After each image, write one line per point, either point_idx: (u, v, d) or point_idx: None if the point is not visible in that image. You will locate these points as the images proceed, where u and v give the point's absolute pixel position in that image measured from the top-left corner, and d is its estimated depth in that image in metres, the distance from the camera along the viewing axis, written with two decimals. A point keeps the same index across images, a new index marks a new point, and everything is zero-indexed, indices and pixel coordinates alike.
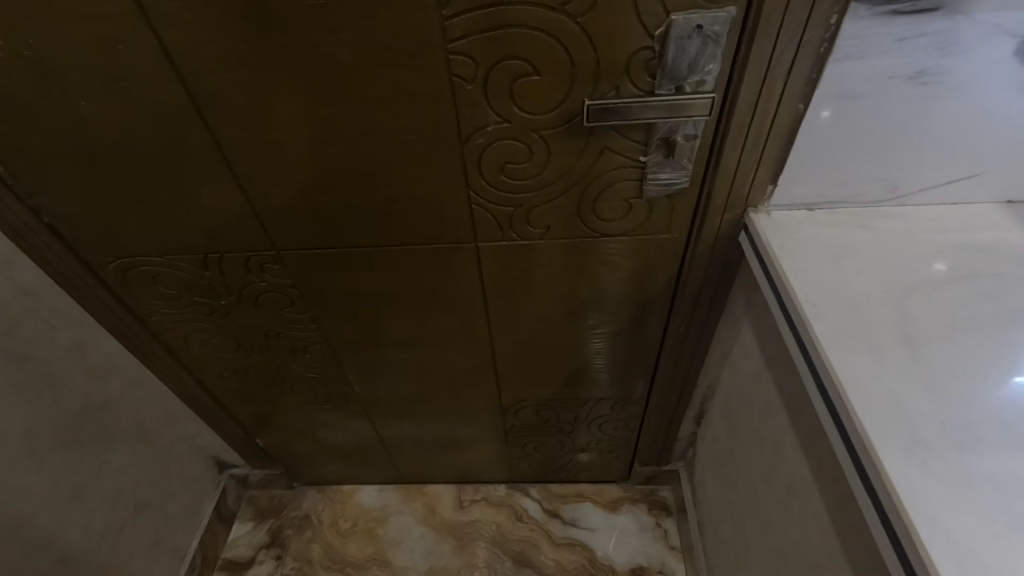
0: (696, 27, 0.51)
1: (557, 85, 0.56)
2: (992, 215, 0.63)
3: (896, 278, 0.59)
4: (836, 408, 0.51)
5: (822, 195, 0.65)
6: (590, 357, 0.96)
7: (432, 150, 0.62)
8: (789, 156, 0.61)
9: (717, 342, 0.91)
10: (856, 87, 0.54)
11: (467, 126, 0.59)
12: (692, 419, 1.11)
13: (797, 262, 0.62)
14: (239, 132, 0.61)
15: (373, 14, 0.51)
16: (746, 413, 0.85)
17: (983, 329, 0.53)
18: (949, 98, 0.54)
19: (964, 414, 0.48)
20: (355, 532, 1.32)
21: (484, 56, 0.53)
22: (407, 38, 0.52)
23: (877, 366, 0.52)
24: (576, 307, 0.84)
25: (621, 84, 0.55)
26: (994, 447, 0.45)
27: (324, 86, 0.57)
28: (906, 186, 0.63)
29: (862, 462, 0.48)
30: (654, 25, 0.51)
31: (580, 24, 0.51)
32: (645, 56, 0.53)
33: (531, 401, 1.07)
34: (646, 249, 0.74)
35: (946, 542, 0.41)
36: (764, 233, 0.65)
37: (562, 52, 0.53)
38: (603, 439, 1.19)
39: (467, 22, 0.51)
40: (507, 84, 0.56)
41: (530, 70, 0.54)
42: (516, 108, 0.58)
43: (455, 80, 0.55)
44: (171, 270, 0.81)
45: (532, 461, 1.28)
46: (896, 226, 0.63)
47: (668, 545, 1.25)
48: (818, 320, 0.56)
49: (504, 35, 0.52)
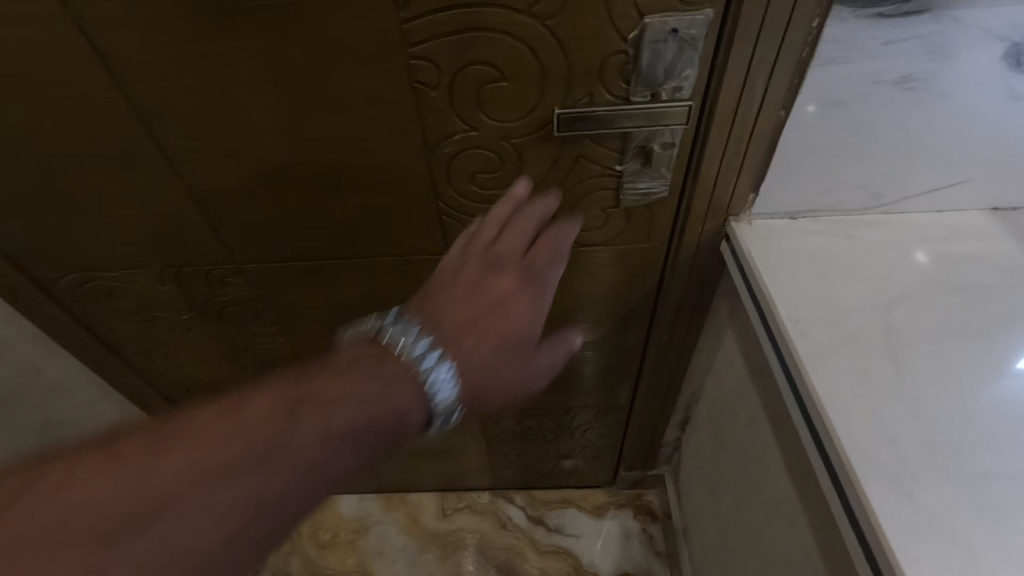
0: (672, 30, 0.48)
1: (527, 92, 0.52)
2: (980, 223, 0.61)
3: (883, 291, 0.57)
4: (821, 436, 0.49)
5: (806, 203, 0.62)
6: (572, 365, 0.93)
7: (397, 158, 0.58)
8: (771, 163, 0.58)
9: (700, 350, 0.89)
10: (841, 92, 0.51)
11: (433, 135, 0.56)
12: (677, 425, 1.09)
13: (781, 275, 0.59)
14: (189, 141, 0.57)
15: (326, 17, 0.47)
16: (731, 423, 0.83)
17: (970, 346, 0.52)
18: (936, 103, 0.52)
19: (954, 442, 0.46)
20: (336, 543, 1.29)
21: (448, 60, 0.50)
22: (364, 41, 0.49)
23: (863, 389, 0.50)
24: (555, 317, 0.82)
25: (594, 91, 0.52)
26: (987, 478, 0.44)
27: (277, 93, 0.53)
28: (891, 193, 0.60)
29: (847, 497, 0.46)
30: (627, 28, 0.48)
31: (549, 27, 0.48)
32: (619, 61, 0.50)
33: (513, 410, 1.04)
34: (626, 258, 0.72)
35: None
36: (746, 244, 0.63)
37: (531, 56, 0.50)
38: (587, 446, 1.17)
39: (428, 23, 0.47)
40: (473, 90, 0.52)
41: (497, 75, 0.51)
42: (484, 116, 0.54)
43: (418, 86, 0.52)
44: (127, 285, 0.76)
45: (516, 468, 1.25)
46: (882, 235, 0.61)
47: (654, 550, 1.24)
48: (801, 341, 0.54)
49: (468, 37, 0.48)
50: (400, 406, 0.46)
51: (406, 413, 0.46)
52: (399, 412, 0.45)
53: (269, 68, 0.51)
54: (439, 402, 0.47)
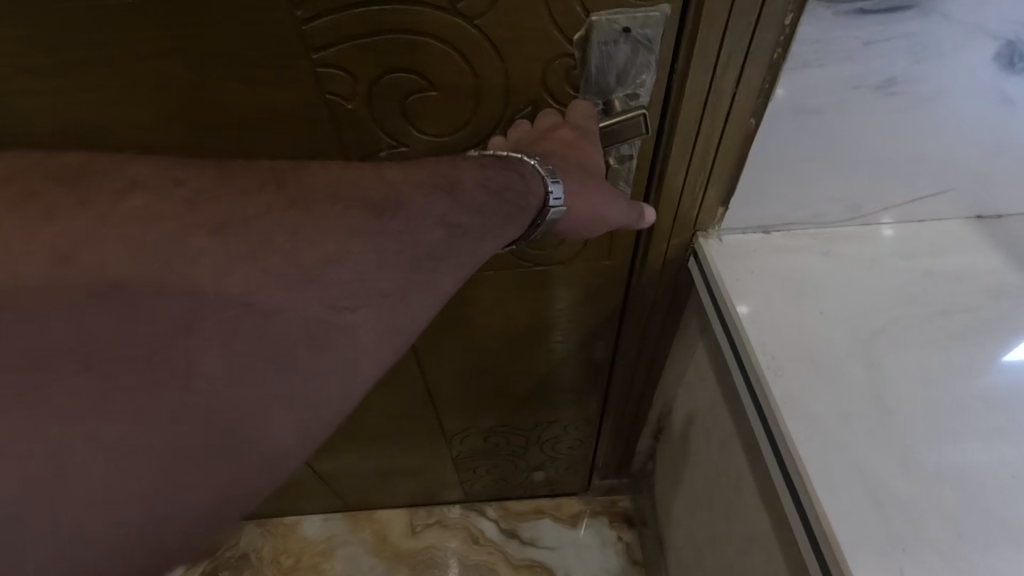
0: (623, 30, 0.41)
1: (460, 103, 0.46)
2: (963, 235, 0.57)
3: (863, 319, 0.52)
4: (798, 493, 0.44)
5: (779, 217, 0.57)
6: (537, 384, 0.87)
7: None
8: (741, 176, 0.52)
9: (670, 364, 0.83)
10: (816, 99, 0.45)
11: (356, 150, 0.49)
12: (650, 435, 1.04)
13: (752, 302, 0.54)
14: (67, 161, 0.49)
15: (211, 17, 0.40)
16: (703, 443, 0.78)
17: (954, 381, 0.48)
18: (920, 109, 0.46)
19: (943, 499, 0.42)
20: (300, 568, 1.23)
21: (364, 67, 0.43)
22: (261, 45, 0.41)
23: (843, 436, 0.45)
24: (515, 338, 0.76)
25: (538, 100, 0.46)
26: (979, 543, 0.40)
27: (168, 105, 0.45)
28: (870, 205, 0.56)
29: (826, 564, 0.41)
30: (572, 27, 0.41)
31: (479, 28, 0.41)
32: (565, 65, 0.43)
33: (477, 429, 0.98)
34: (587, 276, 0.66)
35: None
36: (714, 263, 0.57)
37: (461, 63, 0.43)
38: (558, 458, 1.12)
39: (336, 24, 0.41)
40: (397, 101, 0.46)
41: (424, 84, 0.44)
42: (413, 129, 0.48)
43: (331, 97, 0.45)
44: None
45: (486, 482, 1.20)
46: (859, 253, 0.57)
47: (630, 559, 1.20)
48: (775, 380, 0.49)
49: (384, 41, 0.42)
50: (518, 179, 0.43)
51: (529, 197, 0.43)
52: (521, 194, 0.43)
53: (153, 78, 0.43)
54: (550, 193, 0.44)
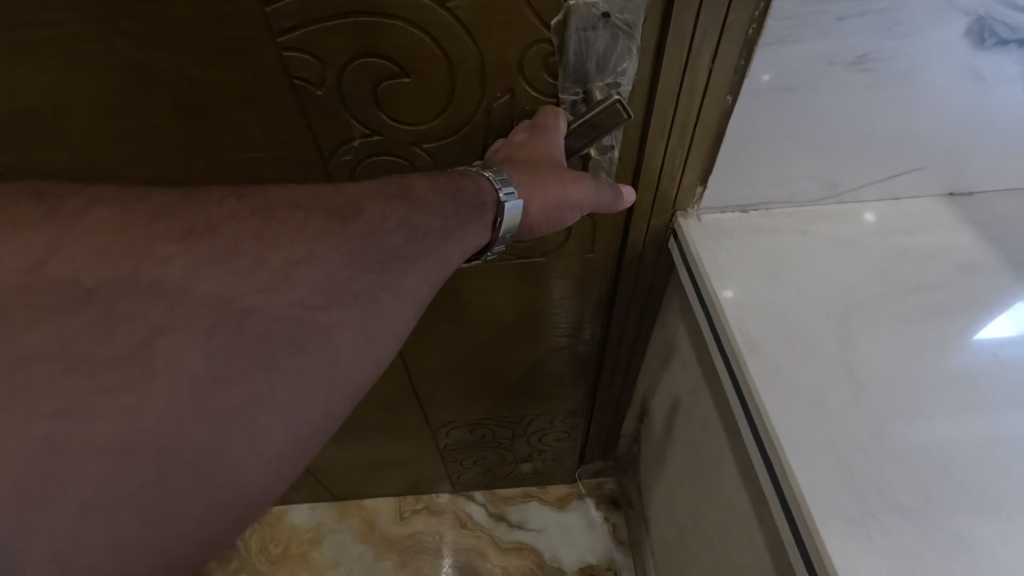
0: (602, 14, 0.40)
1: (434, 89, 0.44)
2: (934, 212, 0.58)
3: (837, 294, 0.53)
4: (773, 467, 0.45)
5: (756, 197, 0.57)
6: (522, 377, 0.87)
7: (290, 164, 0.50)
8: (719, 156, 0.52)
9: (652, 347, 0.84)
10: (793, 75, 0.44)
11: (327, 138, 0.48)
12: (636, 416, 1.01)
13: (729, 282, 0.54)
14: (29, 147, 0.48)
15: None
16: (684, 422, 0.79)
17: (925, 353, 0.48)
18: (894, 85, 0.46)
19: (914, 470, 0.42)
20: (288, 557, 1.23)
21: (332, 52, 0.42)
22: (223, 26, 0.40)
23: (818, 410, 0.46)
24: (499, 330, 0.75)
25: (515, 86, 0.44)
26: (948, 510, 0.40)
27: (128, 91, 0.43)
28: (845, 183, 0.56)
29: (803, 539, 0.42)
30: (550, 9, 0.40)
31: (450, 10, 0.39)
32: (542, 52, 0.42)
33: (464, 421, 0.98)
34: (570, 269, 0.65)
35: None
36: (693, 243, 0.57)
37: (433, 46, 0.41)
38: (546, 450, 1.12)
39: (298, 4, 0.39)
40: (368, 86, 0.44)
41: (395, 69, 0.43)
42: (385, 116, 0.46)
43: (298, 83, 0.44)
44: None
45: (474, 474, 1.20)
46: (837, 231, 0.57)
47: (616, 539, 1.22)
48: (753, 359, 0.49)
49: (352, 22, 0.40)
50: (468, 180, 0.42)
51: (481, 200, 0.42)
52: (474, 194, 0.42)
53: (111, 62, 0.41)
54: (500, 190, 0.42)
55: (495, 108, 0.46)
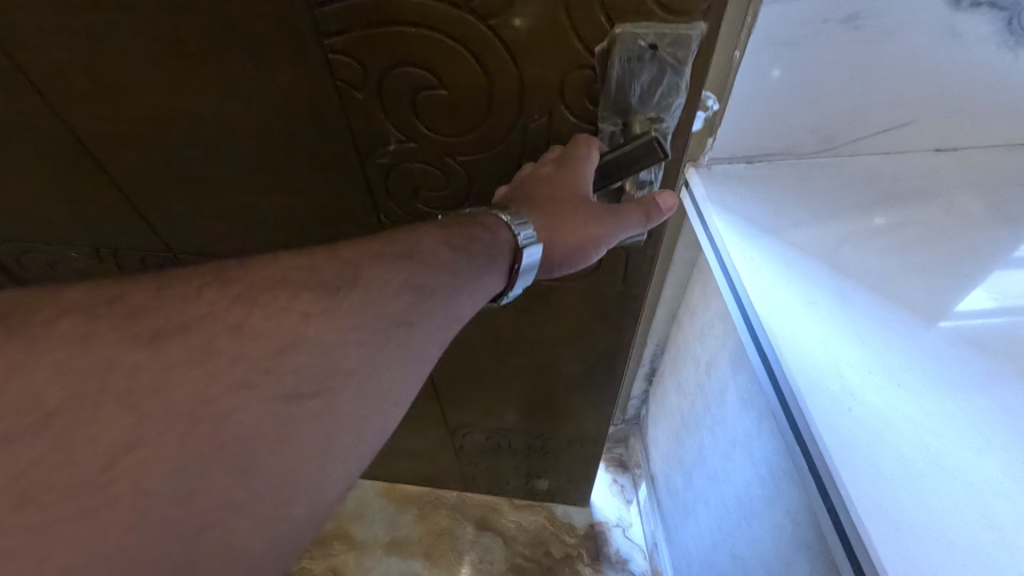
0: (650, 46, 0.38)
1: (470, 103, 0.43)
2: (917, 164, 0.65)
3: (829, 226, 0.60)
4: (783, 392, 0.50)
5: (761, 147, 0.62)
6: (538, 396, 0.85)
7: (324, 162, 0.51)
8: (730, 109, 0.57)
9: (659, 302, 0.90)
10: (792, 32, 0.51)
11: (364, 141, 0.48)
12: (643, 377, 1.12)
13: (738, 223, 0.61)
14: (100, 123, 0.51)
15: None
16: (694, 357, 0.89)
17: (902, 274, 0.56)
18: (879, 40, 0.52)
19: (889, 370, 0.50)
20: None
21: (374, 56, 0.41)
22: (269, 27, 0.41)
23: (815, 332, 0.52)
24: (520, 344, 0.74)
25: (553, 109, 0.43)
26: (916, 401, 0.48)
27: (187, 78, 0.46)
28: (841, 136, 0.61)
29: (815, 463, 0.47)
30: (591, 36, 0.38)
31: (490, 27, 0.38)
32: (583, 77, 0.41)
33: (480, 427, 0.97)
34: (595, 298, 0.64)
35: (878, 512, 0.42)
36: (705, 188, 0.62)
37: (473, 62, 0.41)
38: (559, 470, 1.09)
39: (343, 13, 0.39)
40: (407, 95, 0.43)
41: (434, 81, 0.42)
42: (422, 126, 0.45)
43: (342, 85, 0.44)
44: (51, 264, 0.71)
45: (487, 478, 1.19)
46: (836, 176, 0.63)
47: (626, 497, 1.25)
48: (753, 279, 0.56)
49: (394, 32, 0.40)
50: (483, 231, 0.42)
51: (495, 251, 0.42)
52: (488, 245, 0.41)
53: (174, 49, 0.44)
54: (519, 237, 0.42)
55: (531, 129, 0.44)
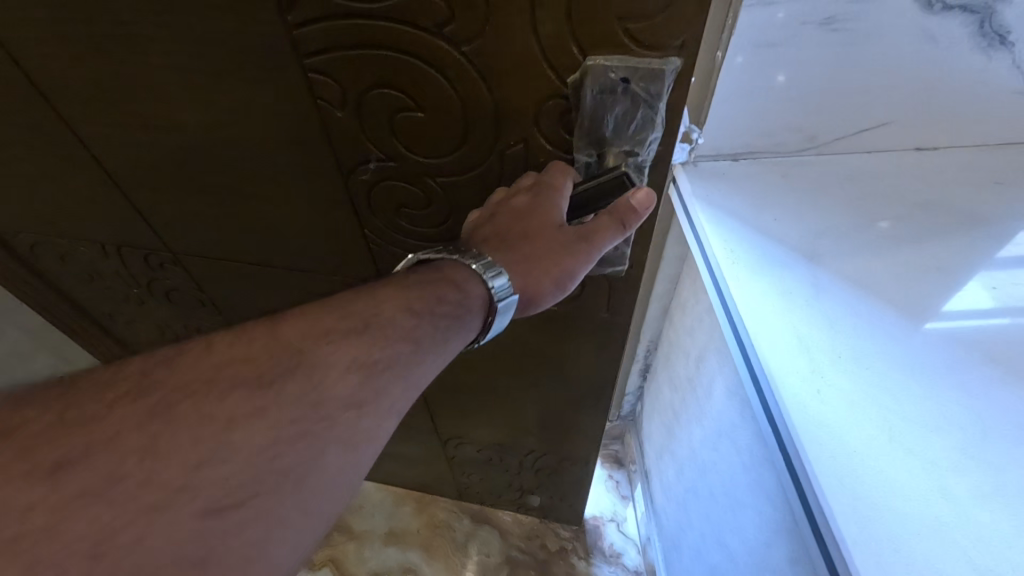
0: (621, 79, 0.39)
1: (447, 126, 0.45)
2: (901, 163, 0.66)
3: (808, 220, 0.61)
4: (758, 378, 0.51)
5: (746, 145, 0.65)
6: (526, 412, 0.84)
7: (307, 172, 0.53)
8: (712, 106, 0.60)
9: (654, 297, 0.91)
10: (771, 34, 0.53)
11: (346, 159, 0.50)
12: (639, 373, 1.12)
13: (721, 215, 0.63)
14: (108, 128, 0.56)
15: (206, 13, 0.42)
16: (687, 358, 0.89)
17: (889, 264, 0.56)
18: (858, 42, 0.54)
19: (867, 352, 0.49)
20: None
21: (352, 79, 0.43)
22: (248, 46, 0.43)
23: (788, 315, 0.53)
24: (506, 359, 0.74)
25: (529, 136, 0.44)
26: (897, 381, 0.46)
27: (180, 91, 0.49)
28: (824, 135, 0.64)
29: (787, 450, 0.48)
30: (567, 68, 0.39)
31: (464, 54, 0.39)
32: (557, 105, 0.42)
33: (471, 440, 0.97)
34: (580, 321, 0.64)
35: (841, 488, 0.42)
36: (691, 184, 0.66)
37: (448, 87, 0.42)
38: (550, 489, 1.08)
39: (324, 32, 0.40)
40: (385, 117, 0.45)
41: (410, 104, 0.43)
42: (401, 146, 0.47)
43: (323, 103, 0.46)
44: (77, 251, 0.79)
45: (479, 489, 1.18)
46: (817, 175, 0.65)
47: (622, 494, 1.24)
48: (732, 269, 0.58)
49: (372, 55, 0.41)
50: (453, 288, 0.41)
51: (468, 308, 0.41)
52: (458, 305, 0.41)
53: (166, 63, 0.47)
54: (494, 290, 0.42)
55: (509, 153, 0.46)
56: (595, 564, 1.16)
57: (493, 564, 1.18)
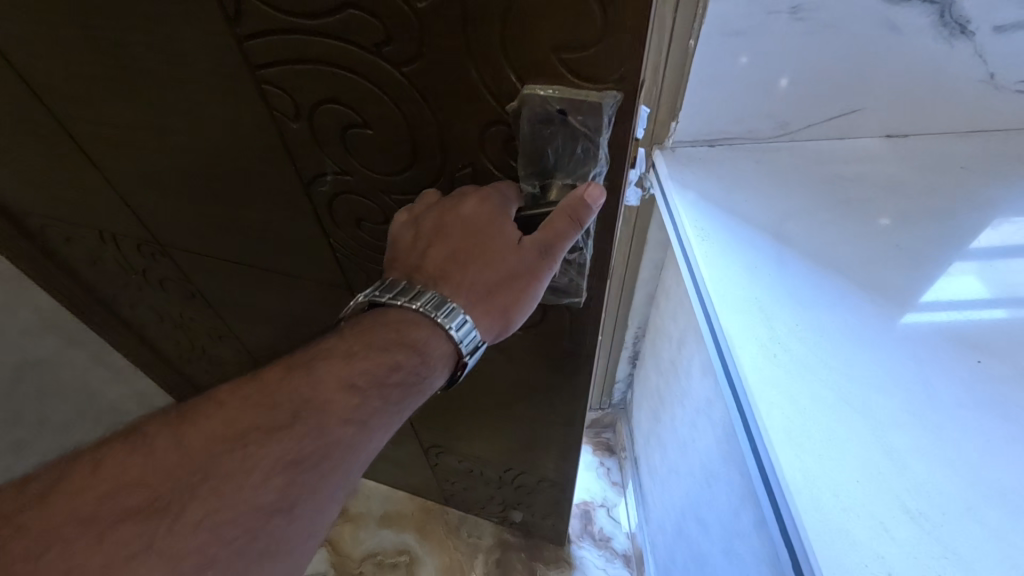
0: (558, 111, 0.36)
1: (397, 145, 0.43)
2: (874, 149, 0.66)
3: (777, 202, 0.62)
4: (721, 347, 0.53)
5: (720, 132, 0.66)
6: (500, 427, 0.82)
7: (271, 181, 0.52)
8: (685, 95, 0.62)
9: (642, 283, 0.92)
10: (737, 23, 0.54)
11: (305, 170, 0.49)
12: (629, 360, 1.13)
13: (693, 197, 0.64)
14: (89, 124, 0.55)
15: (160, 19, 0.41)
16: (670, 345, 0.89)
17: (863, 243, 0.57)
18: (824, 32, 0.55)
19: (825, 322, 0.51)
20: None
21: (302, 93, 0.42)
22: (204, 52, 0.42)
23: (754, 287, 0.55)
24: (478, 377, 0.72)
25: (477, 161, 0.43)
26: (850, 347, 0.49)
27: (146, 93, 0.48)
28: (796, 122, 0.65)
29: (745, 414, 0.49)
30: (504, 94, 0.37)
31: (405, 74, 0.38)
32: (499, 132, 0.40)
33: (450, 449, 0.96)
34: (547, 349, 0.62)
35: (792, 444, 0.45)
36: (666, 169, 0.67)
37: (393, 107, 0.41)
38: (528, 505, 1.05)
39: (269, 46, 0.39)
40: (336, 132, 0.44)
41: (358, 120, 0.42)
42: (356, 161, 0.46)
43: (277, 114, 0.44)
44: (78, 236, 0.78)
45: (463, 498, 1.16)
46: (787, 159, 0.66)
47: (612, 480, 1.25)
48: (701, 246, 0.59)
49: (319, 70, 0.40)
50: (412, 354, 0.41)
51: (425, 371, 0.42)
52: (416, 371, 0.41)
53: (131, 66, 0.46)
54: (459, 341, 0.43)
55: (459, 177, 0.44)
56: (582, 545, 1.17)
57: (483, 546, 1.18)
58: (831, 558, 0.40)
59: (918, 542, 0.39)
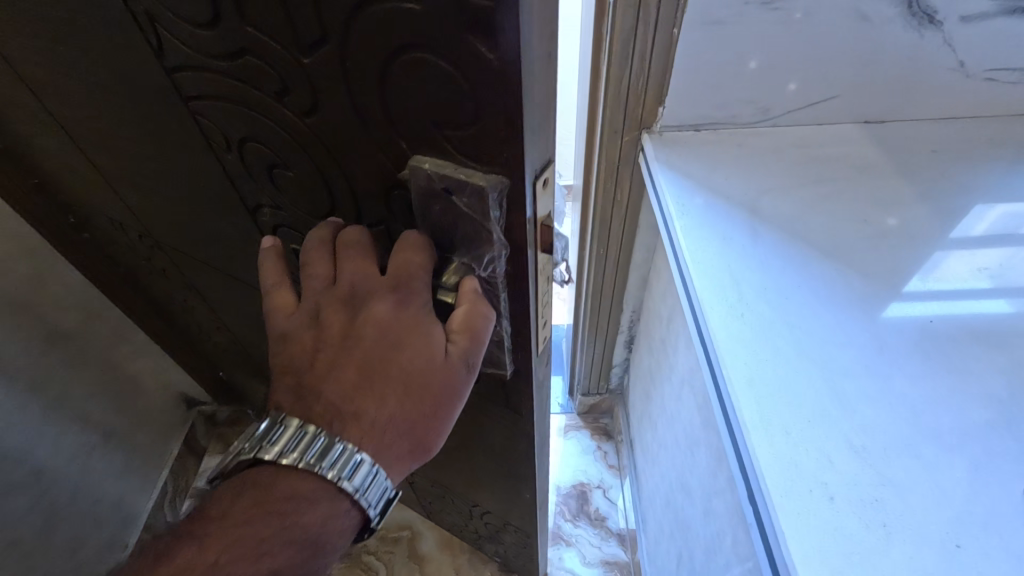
0: (442, 189, 0.34)
1: (317, 191, 0.42)
2: (849, 134, 0.64)
3: (755, 179, 0.61)
4: (694, 310, 0.52)
5: (704, 116, 0.64)
6: (463, 462, 0.80)
7: (227, 202, 0.51)
8: (667, 85, 0.61)
9: (634, 268, 0.90)
10: (717, 13, 0.54)
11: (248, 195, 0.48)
12: (625, 344, 1.11)
13: (676, 177, 0.62)
14: (75, 122, 0.53)
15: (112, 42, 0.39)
16: (660, 327, 0.88)
17: (850, 228, 0.55)
18: (799, 24, 0.54)
19: (796, 289, 0.51)
20: None
21: (228, 127, 0.41)
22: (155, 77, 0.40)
23: (730, 255, 0.54)
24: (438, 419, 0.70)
25: (387, 221, 0.41)
26: (820, 312, 0.49)
27: (113, 106, 0.47)
28: (777, 107, 0.63)
29: (712, 364, 0.48)
30: (396, 158, 0.35)
31: (308, 125, 0.37)
32: (400, 195, 0.38)
33: (425, 472, 0.94)
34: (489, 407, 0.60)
35: (752, 390, 0.44)
36: (648, 149, 0.65)
37: (307, 157, 0.40)
38: (500, 542, 1.01)
39: (192, 79, 0.38)
40: (263, 169, 0.43)
41: (278, 160, 0.42)
42: (286, 199, 0.45)
43: (213, 141, 0.43)
44: (98, 211, 0.77)
45: (441, 519, 1.12)
46: (767, 143, 0.64)
47: (608, 463, 1.25)
48: (678, 218, 0.58)
49: (237, 110, 0.39)
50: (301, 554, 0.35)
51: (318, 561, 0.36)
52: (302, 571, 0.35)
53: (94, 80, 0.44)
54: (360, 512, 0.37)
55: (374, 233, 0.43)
56: (578, 524, 1.16)
57: None
58: (783, 487, 0.39)
59: (860, 471, 0.39)
